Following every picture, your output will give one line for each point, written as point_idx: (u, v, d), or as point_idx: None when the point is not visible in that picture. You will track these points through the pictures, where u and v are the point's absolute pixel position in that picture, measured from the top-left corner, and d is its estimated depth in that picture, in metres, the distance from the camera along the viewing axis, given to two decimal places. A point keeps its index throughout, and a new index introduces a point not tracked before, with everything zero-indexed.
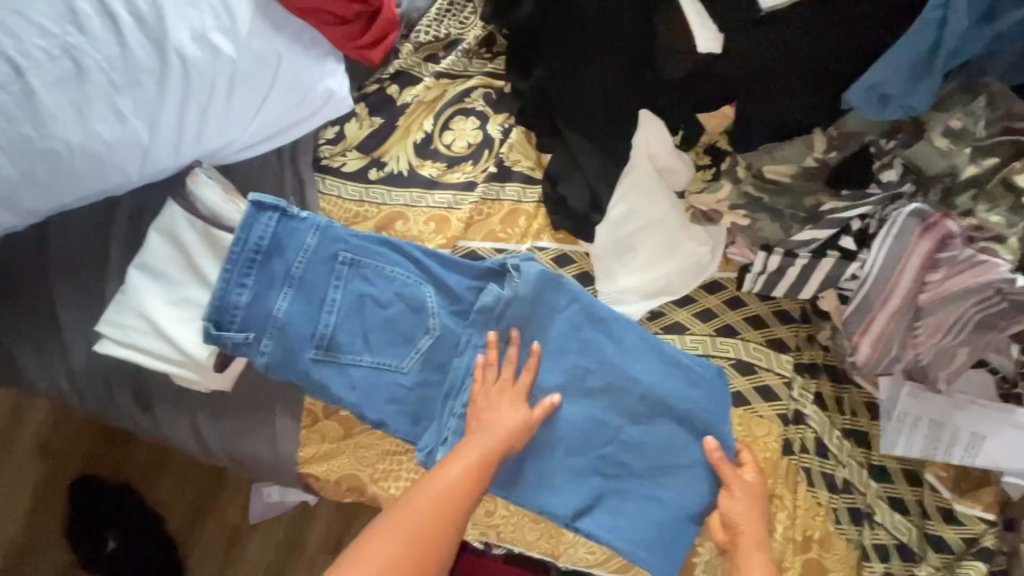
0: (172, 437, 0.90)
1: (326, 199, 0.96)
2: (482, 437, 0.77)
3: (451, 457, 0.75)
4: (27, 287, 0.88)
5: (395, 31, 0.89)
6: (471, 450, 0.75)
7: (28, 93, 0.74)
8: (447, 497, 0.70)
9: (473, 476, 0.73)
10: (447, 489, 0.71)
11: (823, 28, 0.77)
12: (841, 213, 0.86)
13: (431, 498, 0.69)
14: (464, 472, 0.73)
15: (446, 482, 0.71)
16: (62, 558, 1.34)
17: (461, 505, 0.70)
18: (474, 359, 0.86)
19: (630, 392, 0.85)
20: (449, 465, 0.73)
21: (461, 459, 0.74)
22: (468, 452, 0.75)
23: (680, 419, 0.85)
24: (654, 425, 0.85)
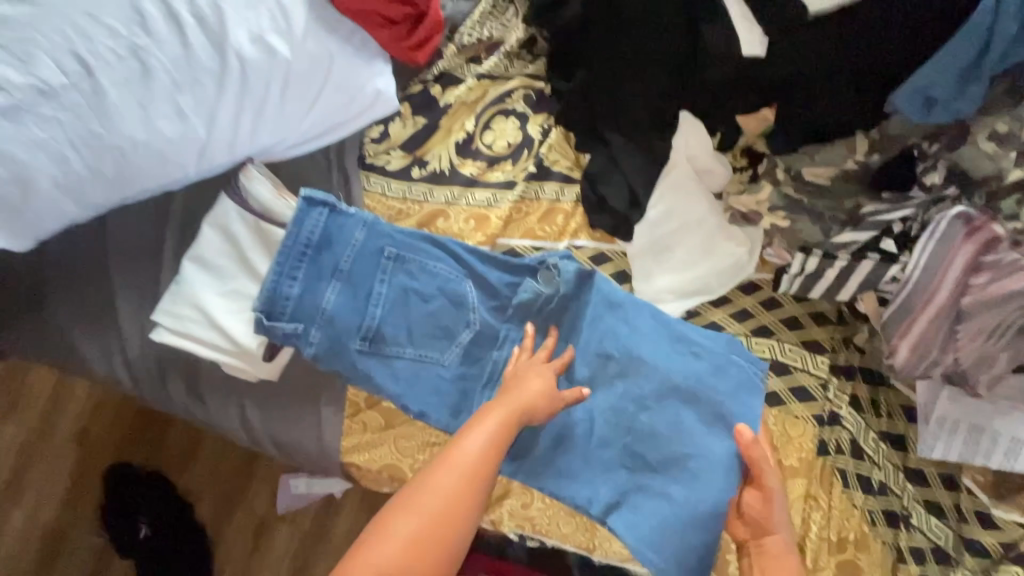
0: (220, 424, 0.93)
1: (370, 196, 0.99)
2: (501, 407, 0.74)
3: (471, 429, 0.70)
4: (87, 277, 0.92)
5: (439, 34, 0.93)
6: (492, 422, 0.71)
7: (98, 91, 0.78)
8: (472, 476, 0.66)
9: (494, 449, 0.69)
10: (471, 466, 0.67)
11: (868, 34, 0.79)
12: (882, 216, 0.86)
13: (455, 476, 0.65)
14: (486, 445, 0.69)
15: (469, 459, 0.67)
16: (95, 544, 1.38)
17: (485, 480, 0.67)
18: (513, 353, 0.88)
19: (647, 380, 0.85)
20: (469, 437, 0.69)
21: (482, 431, 0.70)
22: (487, 423, 0.71)
23: (697, 405, 0.84)
24: (671, 413, 0.84)
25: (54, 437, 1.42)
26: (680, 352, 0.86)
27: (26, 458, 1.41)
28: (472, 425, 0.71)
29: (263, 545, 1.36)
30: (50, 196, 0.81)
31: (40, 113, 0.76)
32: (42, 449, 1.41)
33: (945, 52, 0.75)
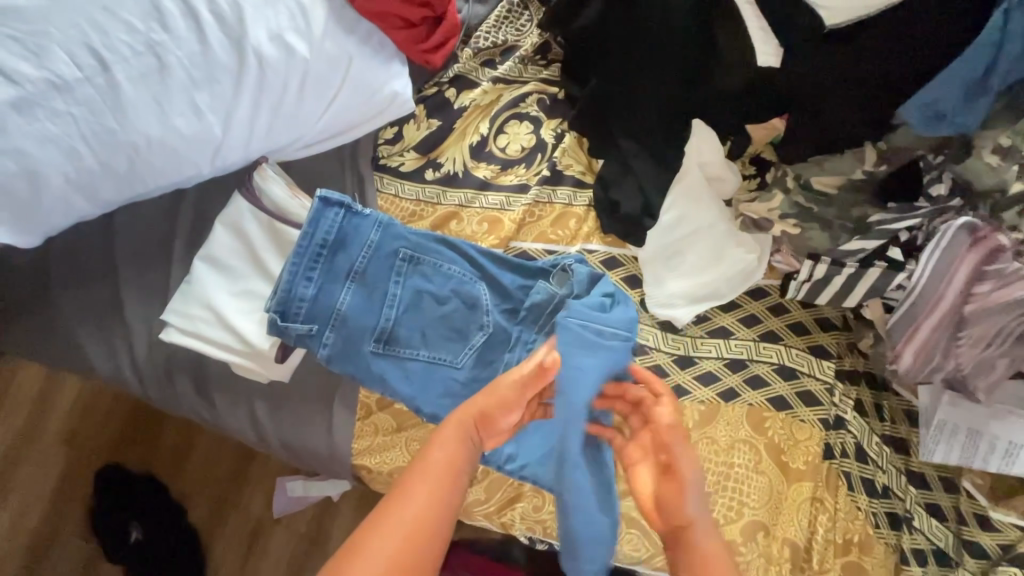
0: (227, 425, 0.92)
1: (384, 197, 0.99)
2: (448, 443, 0.67)
3: (412, 478, 0.64)
4: (92, 275, 0.91)
5: (455, 37, 0.93)
6: (435, 467, 0.65)
7: (113, 86, 0.77)
8: (414, 537, 0.60)
9: (440, 496, 0.63)
10: (412, 525, 0.60)
11: (881, 46, 0.80)
12: (888, 225, 0.89)
13: (393, 543, 0.59)
14: (430, 494, 0.63)
15: (410, 519, 0.61)
16: (83, 549, 1.34)
17: (433, 538, 0.61)
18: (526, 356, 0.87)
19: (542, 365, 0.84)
20: (408, 486, 0.63)
21: (424, 481, 0.64)
22: (430, 467, 0.65)
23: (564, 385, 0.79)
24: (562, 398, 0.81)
25: (41, 439, 1.38)
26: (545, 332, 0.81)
27: (12, 460, 1.37)
28: (415, 472, 0.65)
29: (258, 549, 1.34)
30: (60, 192, 0.79)
31: (53, 107, 0.75)
32: (29, 451, 1.37)
33: (956, 67, 0.77)
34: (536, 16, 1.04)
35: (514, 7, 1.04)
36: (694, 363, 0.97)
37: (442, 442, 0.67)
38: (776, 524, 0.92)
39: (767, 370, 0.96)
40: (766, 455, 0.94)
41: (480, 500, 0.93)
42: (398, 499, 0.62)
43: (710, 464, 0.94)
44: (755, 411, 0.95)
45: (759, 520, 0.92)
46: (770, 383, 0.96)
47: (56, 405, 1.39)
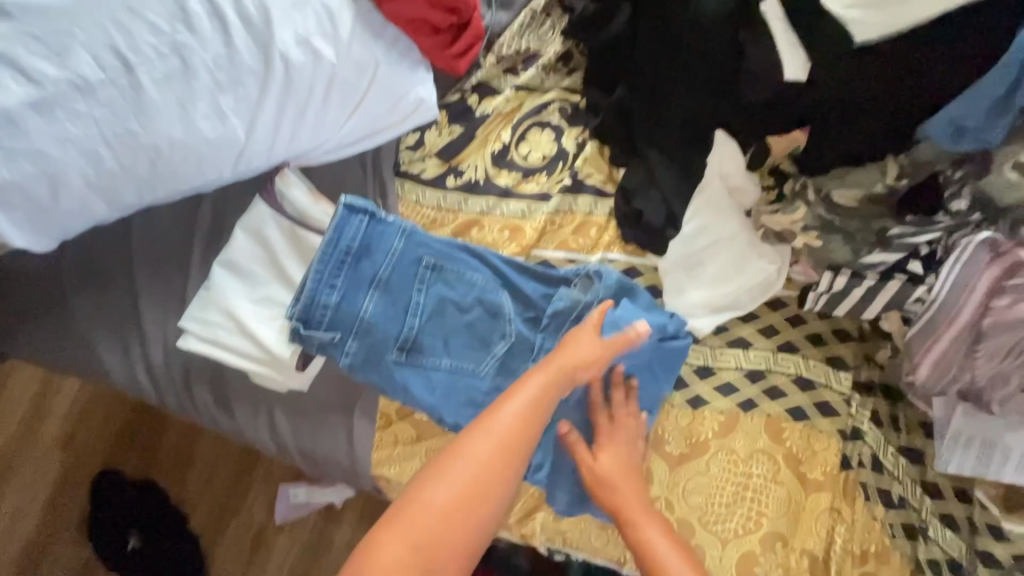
0: (246, 433, 0.91)
1: (405, 204, 0.99)
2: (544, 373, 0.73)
3: (508, 397, 0.70)
4: (110, 280, 0.89)
5: (479, 43, 0.92)
6: (533, 389, 0.71)
7: (137, 88, 0.75)
8: (504, 449, 0.66)
9: (530, 417, 0.69)
10: (510, 430, 0.68)
11: (902, 63, 0.81)
12: (910, 238, 0.89)
13: (484, 450, 0.66)
14: (520, 414, 0.69)
15: (502, 431, 0.67)
16: (81, 555, 1.31)
17: (518, 455, 0.67)
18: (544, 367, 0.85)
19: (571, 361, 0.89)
20: (509, 401, 0.70)
21: (523, 398, 0.70)
22: (530, 387, 0.71)
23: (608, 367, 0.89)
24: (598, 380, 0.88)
25: (36, 446, 1.33)
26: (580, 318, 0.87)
27: (8, 466, 1.33)
28: (513, 390, 0.71)
29: (262, 555, 1.32)
30: (80, 194, 0.77)
31: (75, 108, 0.73)
32: (24, 457, 1.33)
33: (980, 86, 0.78)
34: (558, 25, 1.05)
35: (537, 15, 1.04)
36: (713, 373, 0.97)
37: (543, 370, 0.74)
38: (794, 534, 0.93)
39: (785, 381, 0.97)
40: (784, 465, 0.94)
41: None
42: (492, 414, 0.68)
43: (728, 473, 0.94)
44: (774, 421, 0.96)
45: (778, 530, 0.92)
46: (788, 394, 0.96)
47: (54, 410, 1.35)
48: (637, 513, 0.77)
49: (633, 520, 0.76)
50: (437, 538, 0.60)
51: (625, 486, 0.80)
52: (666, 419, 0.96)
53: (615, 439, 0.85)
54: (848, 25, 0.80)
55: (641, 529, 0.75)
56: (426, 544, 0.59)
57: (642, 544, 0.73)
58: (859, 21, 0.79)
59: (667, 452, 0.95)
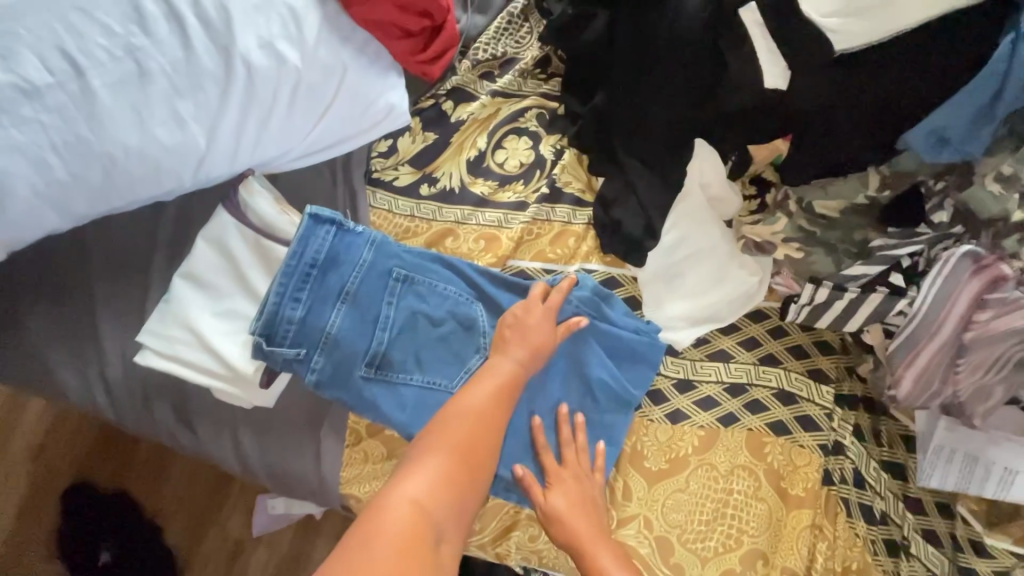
0: (209, 452, 0.87)
1: (376, 213, 0.95)
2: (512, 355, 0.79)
3: (479, 380, 0.75)
4: (66, 291, 0.86)
5: (455, 47, 0.90)
6: (501, 370, 0.76)
7: (88, 93, 0.71)
8: (485, 424, 0.71)
9: (502, 400, 0.74)
10: (484, 408, 0.72)
11: (883, 73, 0.79)
12: (891, 250, 0.89)
13: (464, 426, 0.70)
14: (493, 397, 0.74)
15: (477, 407, 0.72)
16: (50, 571, 1.25)
17: (495, 428, 0.71)
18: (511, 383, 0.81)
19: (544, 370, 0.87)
20: (479, 382, 0.75)
21: (492, 378, 0.75)
22: (499, 369, 0.77)
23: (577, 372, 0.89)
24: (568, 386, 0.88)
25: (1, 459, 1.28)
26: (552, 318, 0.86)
27: None
28: (482, 374, 0.76)
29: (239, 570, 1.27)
30: (28, 204, 0.73)
31: (21, 114, 0.70)
32: None
33: (962, 96, 0.76)
34: (536, 29, 1.03)
35: (515, 19, 1.02)
36: (693, 387, 0.95)
37: (510, 352, 0.79)
38: (775, 552, 0.90)
39: (766, 395, 0.95)
40: (765, 481, 0.92)
41: (474, 530, 0.90)
42: (466, 395, 0.73)
43: (708, 490, 0.91)
44: (755, 436, 0.93)
45: (759, 548, 0.90)
46: (769, 408, 0.94)
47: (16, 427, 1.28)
48: (593, 539, 0.77)
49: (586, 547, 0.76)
50: (434, 507, 0.61)
51: (577, 517, 0.79)
52: (644, 433, 0.94)
53: (567, 477, 0.82)
54: (827, 34, 0.79)
55: (595, 557, 0.75)
56: (423, 510, 0.60)
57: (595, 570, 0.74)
58: (838, 30, 0.78)
59: (645, 468, 0.92)
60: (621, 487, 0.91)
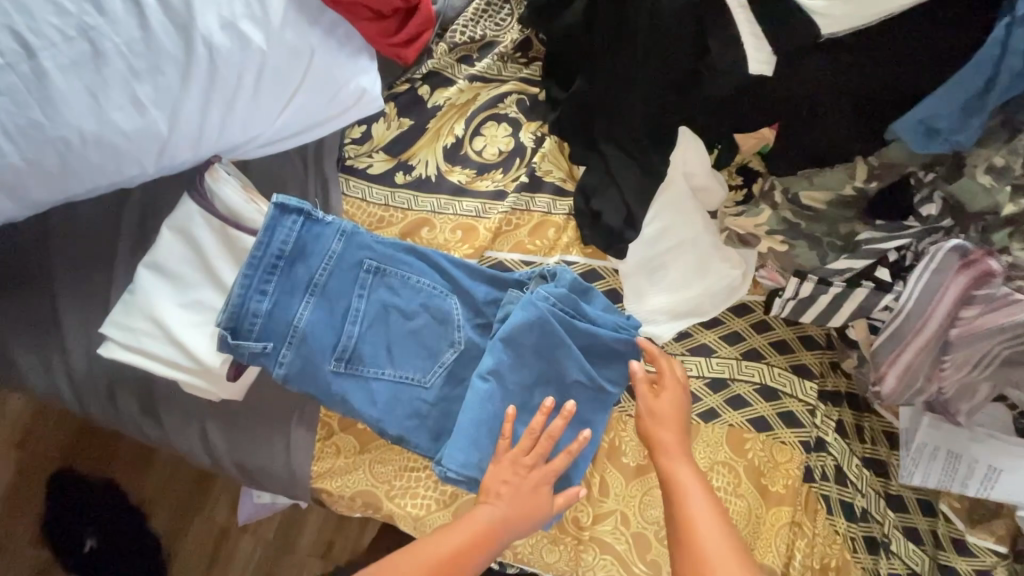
0: (179, 445, 0.86)
1: (350, 202, 0.93)
2: (497, 505, 0.75)
3: (460, 525, 0.74)
4: (32, 281, 0.84)
5: (431, 29, 0.87)
6: (477, 521, 0.74)
7: (40, 74, 0.68)
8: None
9: (462, 559, 0.71)
10: (443, 560, 0.71)
11: (874, 58, 0.76)
12: (878, 244, 0.86)
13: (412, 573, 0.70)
14: (455, 552, 0.71)
15: (435, 556, 0.71)
16: (36, 558, 1.21)
17: None
18: (486, 376, 0.80)
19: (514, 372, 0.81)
20: (454, 529, 0.73)
21: (465, 530, 0.73)
22: (476, 518, 0.74)
23: (550, 374, 0.83)
24: (539, 389, 0.83)
25: None
26: (527, 314, 0.81)
27: None
28: (461, 519, 0.75)
29: (223, 559, 1.25)
30: None
31: None
32: None
33: (951, 84, 0.72)
34: (516, 11, 0.99)
35: (494, 0, 0.98)
36: None
37: (497, 501, 0.75)
38: (753, 548, 0.89)
39: (748, 391, 0.93)
40: (745, 477, 0.91)
41: None
42: (431, 540, 0.72)
43: None
44: (736, 432, 0.92)
45: None
46: (751, 404, 0.92)
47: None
48: (677, 450, 0.79)
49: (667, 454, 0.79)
50: None
51: (670, 424, 0.80)
52: (623, 430, 0.90)
53: (676, 384, 0.82)
54: (815, 17, 0.74)
55: (673, 465, 0.77)
56: None
57: (671, 478, 0.76)
58: (824, 14, 0.73)
59: (624, 464, 0.89)
60: (598, 482, 0.88)
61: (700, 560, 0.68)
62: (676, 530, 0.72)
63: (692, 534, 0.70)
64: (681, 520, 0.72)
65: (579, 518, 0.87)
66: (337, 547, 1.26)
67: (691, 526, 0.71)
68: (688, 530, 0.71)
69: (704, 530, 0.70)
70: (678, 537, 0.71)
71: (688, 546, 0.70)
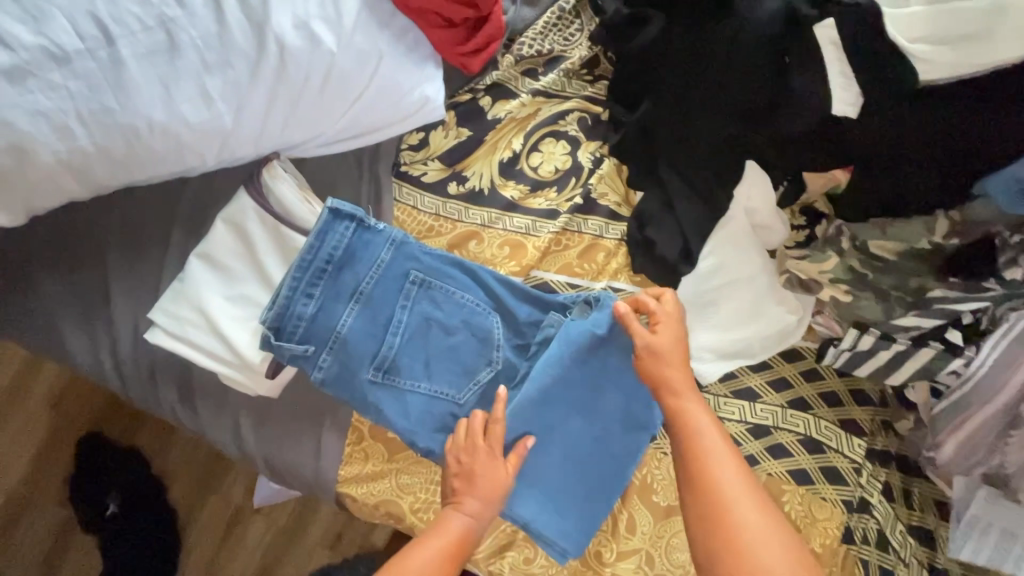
0: (211, 435, 0.87)
1: (400, 208, 0.92)
2: (466, 513, 0.73)
3: (427, 540, 0.71)
4: (88, 257, 0.86)
5: (497, 42, 0.85)
6: (449, 532, 0.71)
7: (117, 62, 0.69)
8: None
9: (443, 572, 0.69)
10: None
11: (971, 111, 0.71)
12: (953, 304, 0.80)
13: None
14: (437, 564, 0.69)
15: None
16: (59, 517, 1.23)
17: None
18: (520, 401, 0.79)
19: (550, 403, 0.80)
20: (425, 545, 0.70)
21: (439, 541, 0.71)
22: (447, 531, 0.71)
23: (588, 409, 0.81)
24: (571, 420, 0.81)
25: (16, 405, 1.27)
26: (566, 348, 0.79)
27: None
28: (431, 531, 0.72)
29: (234, 539, 1.25)
30: (50, 171, 0.72)
31: (48, 79, 0.67)
32: None
33: None
34: (587, 26, 0.97)
35: (565, 14, 0.96)
36: None
37: (461, 506, 0.73)
38: None
39: (791, 441, 0.87)
40: None
41: None
42: (412, 555, 0.69)
43: None
44: (774, 482, 0.85)
45: None
46: (793, 454, 0.86)
47: (26, 379, 1.26)
48: (685, 387, 0.73)
49: (675, 393, 0.73)
50: None
51: (674, 361, 0.74)
52: (656, 466, 0.87)
53: (674, 318, 0.77)
54: (916, 63, 0.70)
55: (683, 407, 0.72)
56: None
57: (682, 418, 0.72)
58: (927, 59, 0.69)
59: (654, 503, 0.85)
60: (625, 520, 0.85)
61: (721, 500, 0.66)
62: (690, 470, 0.69)
63: (708, 474, 0.67)
64: (697, 458, 0.69)
65: (601, 552, 0.84)
66: (347, 541, 1.26)
67: (711, 466, 0.68)
68: (705, 469, 0.68)
69: (722, 468, 0.67)
70: (694, 476, 0.68)
71: (704, 485, 0.67)
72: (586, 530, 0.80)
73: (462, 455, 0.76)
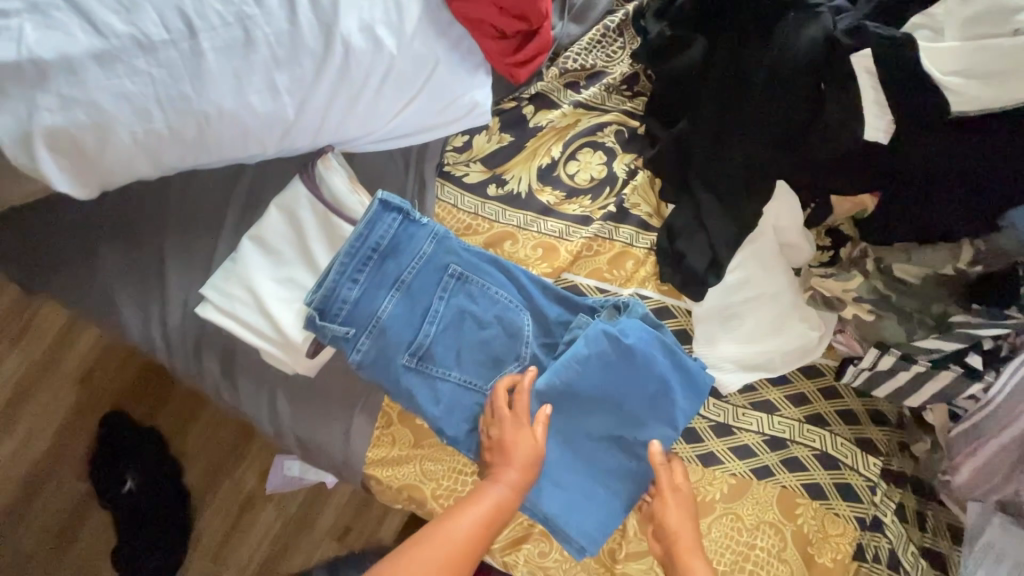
0: (246, 411, 0.90)
1: (442, 206, 0.96)
2: (505, 481, 0.76)
3: (465, 508, 0.73)
4: (145, 235, 0.91)
5: (545, 54, 0.90)
6: (488, 496, 0.75)
7: (197, 53, 0.74)
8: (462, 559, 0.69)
9: (485, 529, 0.73)
10: (469, 533, 0.71)
11: (998, 145, 0.75)
12: (971, 329, 0.82)
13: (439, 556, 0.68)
14: (477, 527, 0.72)
15: (458, 537, 0.71)
16: (76, 490, 1.26)
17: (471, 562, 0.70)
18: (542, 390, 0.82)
19: (572, 397, 0.83)
20: (467, 508, 0.74)
21: (483, 502, 0.74)
22: (490, 493, 0.75)
23: (611, 406, 0.84)
24: (592, 416, 0.84)
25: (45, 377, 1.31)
26: (592, 348, 0.82)
27: None
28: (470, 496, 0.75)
29: (245, 522, 1.28)
30: (125, 150, 0.77)
31: (133, 64, 0.73)
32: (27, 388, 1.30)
33: None
34: (629, 45, 1.04)
35: (609, 33, 1.02)
36: (732, 433, 0.89)
37: (502, 474, 0.77)
38: None
39: (807, 455, 0.88)
40: (791, 542, 0.85)
41: None
42: (453, 518, 0.72)
43: (728, 540, 0.85)
44: (787, 495, 0.86)
45: None
46: (808, 469, 0.87)
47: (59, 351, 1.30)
48: (693, 548, 0.76)
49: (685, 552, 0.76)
50: None
51: (682, 524, 0.78)
52: None
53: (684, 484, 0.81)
54: (947, 93, 0.73)
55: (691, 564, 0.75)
56: None
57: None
58: (959, 91, 0.72)
59: None
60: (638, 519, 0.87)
61: None
62: None
63: None
64: None
65: (614, 550, 0.86)
66: (355, 531, 1.29)
67: None
68: None
69: None
70: None
71: None
72: (601, 527, 0.82)
73: (492, 426, 0.81)
